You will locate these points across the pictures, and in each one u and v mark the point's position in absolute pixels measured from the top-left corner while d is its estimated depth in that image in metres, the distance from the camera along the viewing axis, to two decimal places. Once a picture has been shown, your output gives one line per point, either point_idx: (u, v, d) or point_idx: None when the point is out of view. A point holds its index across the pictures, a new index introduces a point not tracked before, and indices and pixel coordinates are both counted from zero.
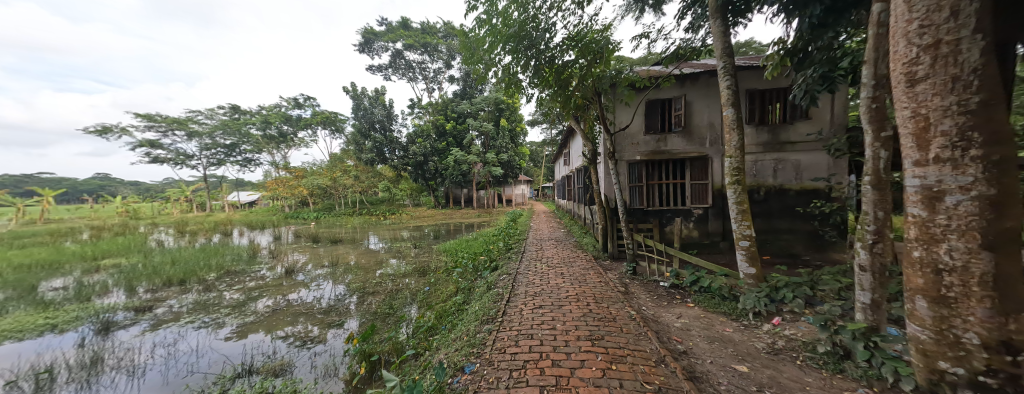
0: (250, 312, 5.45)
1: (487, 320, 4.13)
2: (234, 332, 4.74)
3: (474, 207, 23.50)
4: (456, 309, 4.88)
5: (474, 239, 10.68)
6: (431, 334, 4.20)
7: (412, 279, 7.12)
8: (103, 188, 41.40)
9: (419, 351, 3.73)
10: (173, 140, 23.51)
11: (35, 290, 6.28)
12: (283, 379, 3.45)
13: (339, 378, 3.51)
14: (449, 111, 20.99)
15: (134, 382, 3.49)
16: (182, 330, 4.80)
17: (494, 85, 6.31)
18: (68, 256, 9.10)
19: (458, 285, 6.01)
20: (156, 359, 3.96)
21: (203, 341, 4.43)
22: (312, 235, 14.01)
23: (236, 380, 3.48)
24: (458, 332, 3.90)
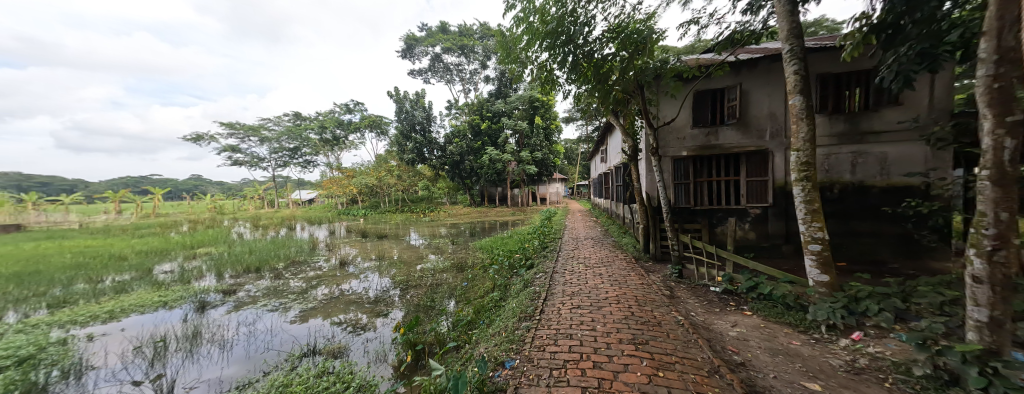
0: (311, 299, 6.08)
1: (525, 317, 4.16)
2: (298, 316, 5.30)
3: (509, 205, 23.74)
4: (494, 305, 4.98)
5: (511, 237, 10.74)
6: (470, 328, 4.33)
7: (449, 274, 7.41)
8: (198, 187, 48.78)
9: (460, 343, 3.87)
10: (249, 145, 26.88)
11: (151, 272, 7.61)
12: (341, 360, 3.80)
13: (389, 364, 3.77)
14: (485, 111, 21.33)
15: (224, 354, 4.07)
16: (258, 312, 5.49)
17: (530, 83, 6.32)
18: (173, 244, 10.87)
19: (494, 281, 6.13)
20: (240, 335, 4.59)
21: (276, 323, 5.03)
22: (360, 230, 15.17)
23: (303, 359, 3.90)
24: (497, 327, 3.99)
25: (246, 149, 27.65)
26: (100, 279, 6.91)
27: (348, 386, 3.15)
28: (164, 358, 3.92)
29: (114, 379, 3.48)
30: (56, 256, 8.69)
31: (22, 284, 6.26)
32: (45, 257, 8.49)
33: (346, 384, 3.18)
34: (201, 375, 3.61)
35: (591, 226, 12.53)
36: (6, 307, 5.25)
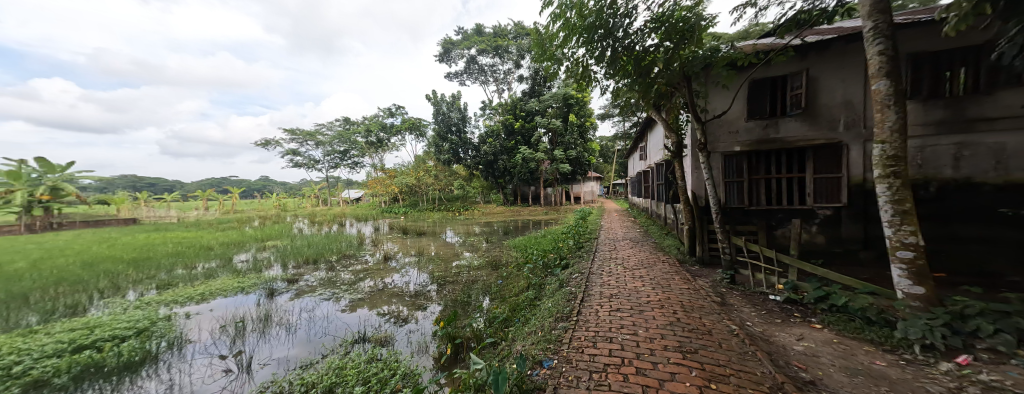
0: (359, 290, 6.57)
1: (561, 317, 4.11)
2: (349, 305, 5.76)
3: (543, 205, 23.60)
4: (529, 304, 4.98)
5: (544, 237, 10.62)
6: (506, 325, 4.38)
7: (484, 271, 7.55)
8: (266, 187, 55.07)
9: (497, 340, 3.93)
10: (307, 149, 29.69)
11: (231, 261, 8.77)
12: (387, 349, 4.05)
13: (430, 355, 3.95)
14: (518, 110, 21.34)
15: (290, 336, 4.55)
16: (315, 300, 6.05)
17: (566, 80, 6.22)
18: (247, 237, 12.39)
19: (529, 280, 6.13)
20: (302, 320, 5.10)
21: (330, 310, 5.51)
22: (401, 228, 16.05)
23: (355, 344, 4.22)
24: (533, 326, 3.99)
25: (305, 153, 30.54)
26: (194, 265, 8.12)
27: (393, 373, 3.34)
28: (243, 336, 4.48)
29: (206, 352, 4.04)
30: (161, 245, 10.35)
31: (138, 267, 7.56)
32: (151, 247, 10.12)
33: (393, 371, 3.38)
34: (272, 353, 4.07)
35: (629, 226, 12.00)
36: (128, 287, 6.37)
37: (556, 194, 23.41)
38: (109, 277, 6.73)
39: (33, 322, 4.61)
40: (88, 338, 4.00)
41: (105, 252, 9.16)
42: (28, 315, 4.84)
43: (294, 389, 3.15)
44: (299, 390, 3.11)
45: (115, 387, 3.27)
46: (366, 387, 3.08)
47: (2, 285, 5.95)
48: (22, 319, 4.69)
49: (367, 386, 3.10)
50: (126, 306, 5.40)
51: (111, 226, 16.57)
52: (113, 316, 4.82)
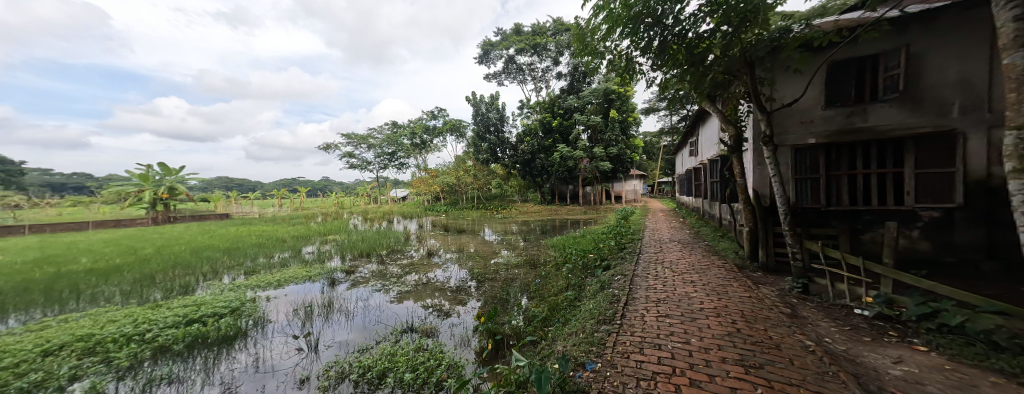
0: (406, 282, 7.01)
1: (604, 320, 3.98)
2: (397, 296, 6.17)
3: (581, 204, 23.05)
4: (569, 304, 4.90)
5: (583, 237, 10.35)
6: (546, 324, 4.36)
7: (522, 270, 7.58)
8: (327, 186, 61.10)
9: (537, 339, 3.92)
10: (360, 151, 32.30)
11: (300, 252, 9.89)
12: (433, 340, 4.26)
13: (472, 349, 4.06)
14: (556, 108, 21.00)
15: (348, 322, 5.00)
16: (367, 290, 6.56)
17: (608, 74, 5.98)
18: (311, 231, 13.87)
19: (568, 280, 6.03)
20: (357, 308, 5.56)
21: (381, 300, 5.94)
22: (442, 225, 16.72)
23: (403, 334, 4.51)
24: (574, 327, 3.91)
25: (359, 155, 33.24)
26: (271, 254, 9.31)
27: (439, 363, 3.51)
28: (311, 320, 5.02)
29: (282, 331, 4.59)
30: (246, 237, 12.03)
31: (230, 255, 8.85)
32: (237, 238, 11.76)
33: (438, 361, 3.55)
34: (335, 336, 4.50)
35: (678, 227, 11.26)
36: (223, 271, 7.50)
37: (597, 192, 22.65)
38: (208, 263, 7.96)
39: (158, 298, 5.63)
40: (197, 313, 4.79)
41: (205, 242, 10.88)
42: (154, 292, 5.92)
43: (352, 371, 3.45)
44: (357, 372, 3.41)
45: (217, 355, 3.90)
46: (414, 376, 3.26)
47: (137, 266, 7.39)
48: (150, 295, 5.76)
49: (414, 375, 3.29)
50: (222, 287, 6.36)
51: (209, 220, 19.60)
52: (214, 296, 5.70)
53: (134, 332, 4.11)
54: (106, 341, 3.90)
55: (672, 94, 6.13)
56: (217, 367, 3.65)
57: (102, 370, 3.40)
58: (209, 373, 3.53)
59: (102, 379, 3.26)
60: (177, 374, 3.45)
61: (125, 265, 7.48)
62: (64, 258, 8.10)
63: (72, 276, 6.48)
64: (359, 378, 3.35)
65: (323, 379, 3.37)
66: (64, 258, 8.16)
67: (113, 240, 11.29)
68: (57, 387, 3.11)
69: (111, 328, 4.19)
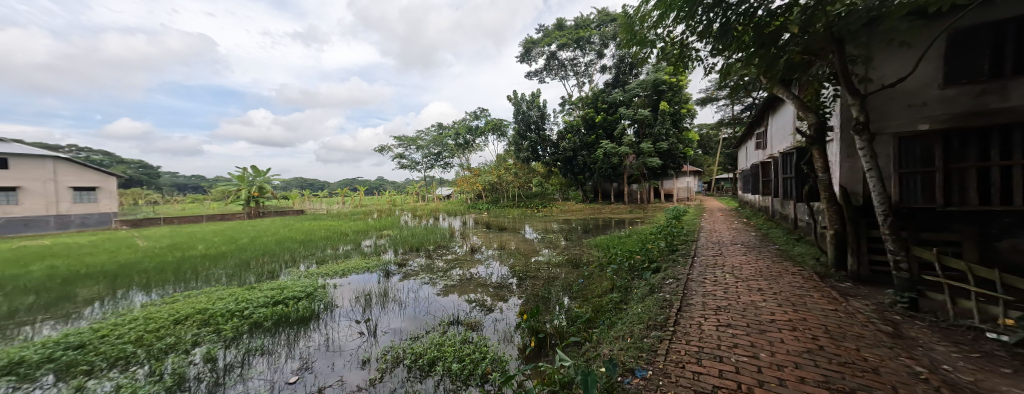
0: (451, 277, 7.33)
1: (654, 326, 3.75)
2: (443, 289, 6.47)
3: (627, 202, 21.97)
4: (614, 307, 4.69)
5: (629, 237, 9.89)
6: (589, 326, 4.22)
7: (564, 269, 7.45)
8: (381, 185, 66.30)
9: (581, 340, 3.82)
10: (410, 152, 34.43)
11: (359, 245, 10.86)
12: (477, 333, 4.38)
13: (515, 345, 4.09)
14: (600, 102, 20.18)
15: (400, 311, 5.36)
16: (416, 282, 6.97)
17: (660, 64, 5.57)
18: (367, 226, 15.13)
19: (613, 282, 5.79)
20: (409, 299, 5.93)
21: (428, 293, 6.28)
22: (484, 223, 17.08)
23: (450, 325, 4.71)
24: (621, 331, 3.74)
25: (409, 156, 35.45)
26: (336, 246, 10.37)
27: (484, 356, 3.61)
28: (369, 307, 5.47)
29: (346, 316, 5.09)
30: (316, 230, 13.56)
31: (303, 246, 10.05)
32: (309, 231, 13.32)
33: (483, 354, 3.64)
34: (390, 323, 4.86)
35: (739, 228, 10.18)
36: (299, 260, 8.54)
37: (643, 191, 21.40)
38: (288, 253, 9.14)
39: (253, 280, 6.63)
40: (282, 296, 5.52)
41: (283, 234, 12.49)
42: (250, 275, 6.97)
43: (406, 356, 3.71)
44: (410, 358, 3.65)
45: (296, 333, 4.45)
46: (462, 366, 3.41)
47: (235, 253, 8.75)
48: (246, 278, 6.78)
49: (462, 365, 3.42)
50: (299, 274, 7.25)
51: (288, 215, 22.46)
52: (294, 281, 6.53)
53: (234, 308, 4.87)
54: (216, 315, 4.67)
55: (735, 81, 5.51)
56: (297, 342, 4.18)
57: (214, 338, 4.10)
58: (291, 347, 4.05)
59: (214, 346, 3.92)
60: (267, 347, 4.01)
61: (226, 251, 8.92)
62: (184, 245, 9.88)
63: (190, 260, 7.88)
64: (412, 364, 3.58)
65: (381, 362, 3.66)
66: (185, 244, 10.00)
67: (216, 230, 13.48)
68: (183, 349, 3.82)
69: (220, 304, 5.03)
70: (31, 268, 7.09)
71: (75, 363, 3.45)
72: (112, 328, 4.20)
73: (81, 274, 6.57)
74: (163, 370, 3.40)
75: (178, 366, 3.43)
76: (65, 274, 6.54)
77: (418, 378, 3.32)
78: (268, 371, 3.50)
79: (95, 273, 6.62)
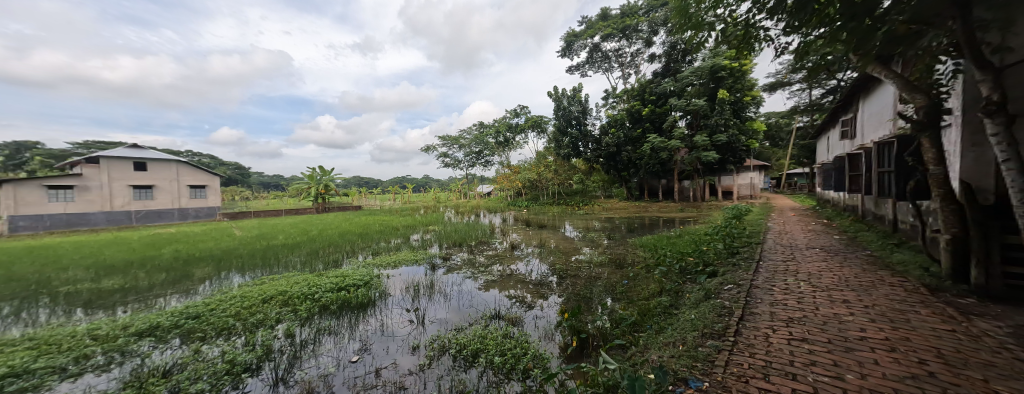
0: (492, 272, 7.46)
1: (711, 334, 3.43)
2: (484, 284, 6.61)
3: (678, 200, 20.48)
4: (663, 311, 4.39)
5: (681, 237, 9.22)
6: (635, 329, 3.99)
7: (607, 269, 7.17)
8: (427, 182, 69.89)
9: (627, 344, 3.63)
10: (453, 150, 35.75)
11: (408, 239, 11.55)
12: (518, 329, 4.39)
13: (556, 343, 4.01)
14: (647, 94, 18.98)
15: (446, 302, 5.57)
16: (460, 276, 7.20)
17: (718, 47, 5.03)
18: (414, 221, 16.03)
19: (662, 285, 5.41)
20: (453, 292, 6.14)
21: (470, 287, 6.44)
22: (524, 220, 17.12)
23: (492, 319, 4.78)
24: (671, 337, 3.49)
25: (452, 155, 36.84)
26: (388, 240, 11.17)
27: (526, 352, 3.59)
28: (417, 297, 5.78)
29: (397, 304, 5.44)
30: (370, 224, 14.70)
31: (359, 239, 10.97)
32: (364, 225, 14.48)
33: (525, 350, 3.63)
34: (436, 314, 5.08)
35: (817, 230, 8.92)
36: (357, 251, 9.34)
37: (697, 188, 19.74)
38: (348, 244, 10.05)
39: (320, 267, 7.42)
40: (344, 282, 6.07)
41: (342, 227, 13.75)
42: (318, 263, 7.81)
43: (451, 346, 3.84)
44: (455, 348, 3.78)
45: (356, 317, 4.86)
46: (503, 360, 3.44)
47: (305, 243, 9.85)
48: (316, 265, 7.60)
49: (504, 359, 3.45)
50: (359, 263, 7.95)
51: (348, 210, 24.69)
52: (354, 270, 7.15)
53: (306, 291, 5.47)
54: (294, 296, 5.30)
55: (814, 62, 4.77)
56: (357, 325, 4.57)
57: (290, 317, 4.63)
58: (353, 329, 4.44)
59: (292, 323, 4.44)
60: (333, 328, 4.44)
61: (297, 242, 10.08)
62: (266, 235, 11.37)
63: (271, 248, 9.06)
64: (457, 353, 3.70)
65: (428, 350, 3.84)
66: (266, 234, 11.50)
67: (290, 223, 15.28)
68: (269, 325, 4.38)
69: (294, 287, 5.68)
70: (161, 250, 8.74)
71: (194, 330, 4.17)
72: (218, 303, 4.98)
73: (193, 257, 7.91)
74: (256, 340, 3.94)
75: (266, 338, 3.95)
76: (181, 257, 7.92)
77: (462, 368, 3.42)
78: (333, 349, 3.86)
79: (201, 257, 7.91)
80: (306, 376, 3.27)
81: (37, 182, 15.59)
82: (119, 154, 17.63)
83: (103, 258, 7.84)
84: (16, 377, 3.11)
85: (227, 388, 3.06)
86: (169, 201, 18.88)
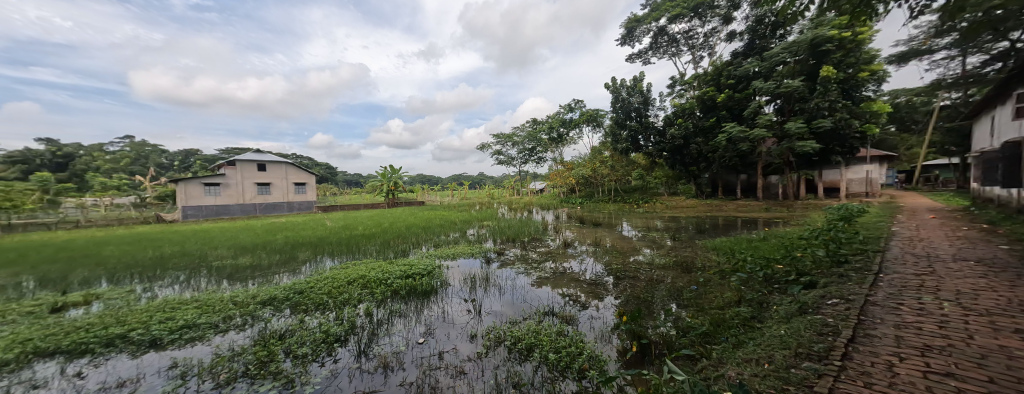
0: (545, 269, 7.43)
1: (809, 355, 2.92)
2: (537, 281, 6.60)
3: (763, 198, 17.83)
4: (743, 323, 3.87)
5: (765, 240, 8.03)
6: (707, 340, 3.60)
7: (672, 272, 6.60)
8: (483, 179, 72.63)
9: (697, 355, 3.30)
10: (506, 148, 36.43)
11: (464, 233, 12.12)
12: (572, 328, 4.30)
13: (614, 346, 3.84)
14: (723, 78, 16.83)
15: (500, 296, 5.71)
16: (513, 271, 7.31)
17: (823, 14, 4.15)
18: (468, 216, 16.77)
19: (741, 294, 4.78)
20: (507, 286, 6.28)
21: (523, 282, 6.48)
22: (578, 217, 16.65)
23: (545, 316, 4.77)
24: (755, 354, 3.06)
25: (506, 152, 37.56)
26: (448, 233, 11.87)
27: (581, 352, 3.50)
28: (474, 289, 6.03)
29: (457, 294, 5.76)
30: (430, 218, 15.85)
31: (421, 231, 11.89)
32: (426, 219, 15.65)
33: (581, 349, 3.54)
34: (492, 306, 5.25)
35: (969, 238, 6.93)
36: (420, 243, 10.12)
37: (789, 184, 16.92)
38: (413, 236, 10.96)
39: (390, 256, 8.22)
40: (411, 271, 6.62)
41: (407, 220, 15.05)
42: (388, 252, 8.67)
43: (507, 338, 3.93)
44: (510, 340, 3.85)
45: (421, 303, 5.29)
46: (558, 357, 3.42)
47: (377, 234, 11.02)
48: (387, 254, 8.46)
49: (558, 356, 3.42)
50: (422, 254, 8.62)
51: (414, 204, 26.92)
52: (418, 260, 7.76)
53: (381, 277, 6.14)
54: (371, 280, 5.98)
55: (970, 21, 3.66)
56: (423, 310, 4.98)
57: (367, 298, 5.22)
58: (419, 314, 4.84)
59: (370, 304, 5.03)
60: (401, 311, 4.89)
61: (371, 232, 11.34)
62: (348, 226, 13.02)
63: (351, 238, 10.32)
64: (512, 346, 3.78)
65: (485, 339, 3.98)
66: (346, 226, 13.17)
67: (367, 216, 17.23)
68: (353, 303, 5.02)
69: (370, 273, 6.38)
70: (274, 236, 10.63)
71: (299, 303, 5.00)
72: (316, 282, 5.88)
73: (292, 243, 9.43)
74: (343, 316, 4.55)
75: (351, 315, 4.54)
76: (286, 242, 9.53)
77: (517, 361, 3.48)
78: (403, 330, 4.26)
79: (299, 243, 9.41)
80: (382, 352, 3.68)
81: (199, 181, 19.80)
82: (246, 158, 21.68)
83: (236, 240, 9.85)
84: (189, 328, 4.12)
85: (324, 354, 3.61)
86: (281, 196, 22.92)
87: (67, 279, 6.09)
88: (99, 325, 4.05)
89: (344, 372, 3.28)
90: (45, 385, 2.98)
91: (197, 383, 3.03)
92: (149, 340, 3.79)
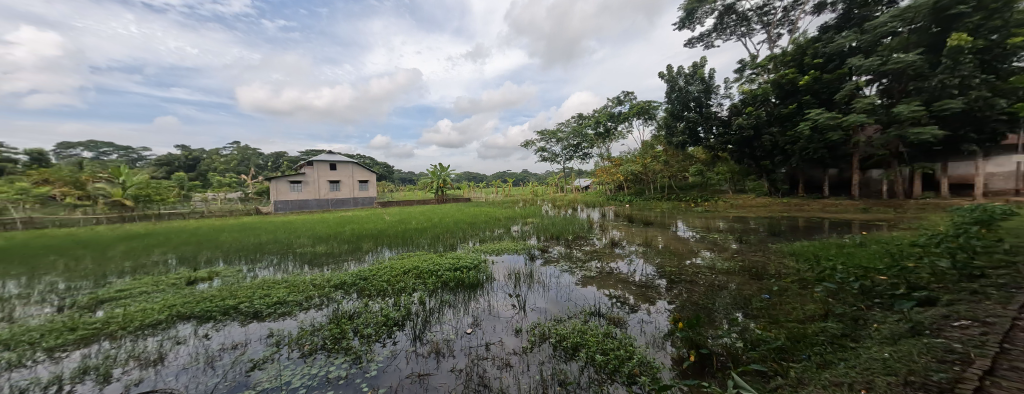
0: (591, 268, 7.26)
1: (922, 385, 2.45)
2: (582, 280, 6.47)
3: (857, 198, 15.23)
4: (829, 342, 3.39)
5: (861, 246, 6.86)
6: (782, 357, 3.25)
7: (738, 278, 6.00)
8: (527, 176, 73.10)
9: (769, 371, 2.99)
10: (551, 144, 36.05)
11: (508, 229, 12.32)
12: (622, 331, 4.16)
13: (668, 353, 3.64)
14: (806, 58, 14.69)
15: (545, 293, 5.73)
16: (558, 269, 7.27)
17: None
18: (511, 213, 17.00)
19: (828, 308, 4.17)
20: (552, 284, 6.27)
21: (568, 281, 6.41)
22: (626, 216, 15.92)
23: (592, 316, 4.68)
24: (847, 379, 2.66)
25: (551, 149, 37.20)
26: (493, 229, 12.14)
27: (631, 356, 3.39)
28: (519, 285, 6.13)
29: (502, 289, 5.90)
30: (475, 214, 16.39)
31: (467, 227, 12.35)
32: (471, 215, 16.24)
33: (631, 354, 3.42)
34: (536, 302, 5.29)
35: None
36: (466, 237, 10.53)
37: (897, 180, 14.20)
38: (460, 231, 11.44)
39: (440, 250, 8.72)
40: (460, 265, 6.94)
41: (453, 216, 15.77)
42: (438, 246, 9.18)
43: (552, 336, 3.94)
44: (555, 338, 3.86)
45: (470, 295, 5.53)
46: (606, 359, 3.35)
47: (427, 228, 11.72)
48: (437, 248, 8.99)
49: (606, 358, 3.36)
50: (469, 249, 8.98)
51: (461, 201, 28.04)
52: (466, 255, 8.09)
53: (432, 268, 6.55)
54: (424, 272, 6.42)
55: None
56: (470, 302, 5.21)
57: (421, 288, 5.61)
58: (467, 306, 5.07)
59: (424, 293, 5.40)
60: (451, 301, 5.17)
61: (422, 227, 12.10)
62: (402, 220, 14.07)
63: (405, 231, 11.14)
64: (557, 343, 3.78)
65: (530, 335, 4.04)
66: (400, 220, 14.25)
67: (420, 212, 18.42)
68: (408, 292, 5.44)
69: (424, 264, 6.84)
70: (341, 228, 11.89)
71: (363, 289, 5.57)
72: (377, 270, 6.49)
73: (355, 234, 10.47)
74: (401, 302, 4.96)
75: (407, 302, 4.93)
76: (350, 233, 10.63)
77: (563, 359, 3.48)
78: (453, 319, 4.52)
79: (362, 234, 10.43)
80: (435, 338, 3.95)
81: (285, 179, 22.90)
82: (320, 158, 24.48)
83: (312, 231, 11.24)
84: (281, 304, 4.83)
85: (385, 336, 3.99)
86: (348, 193, 25.48)
87: (196, 258, 7.53)
88: (219, 297, 4.96)
89: (402, 354, 3.59)
90: (184, 341, 3.76)
91: (288, 351, 3.57)
92: (252, 312, 4.54)
